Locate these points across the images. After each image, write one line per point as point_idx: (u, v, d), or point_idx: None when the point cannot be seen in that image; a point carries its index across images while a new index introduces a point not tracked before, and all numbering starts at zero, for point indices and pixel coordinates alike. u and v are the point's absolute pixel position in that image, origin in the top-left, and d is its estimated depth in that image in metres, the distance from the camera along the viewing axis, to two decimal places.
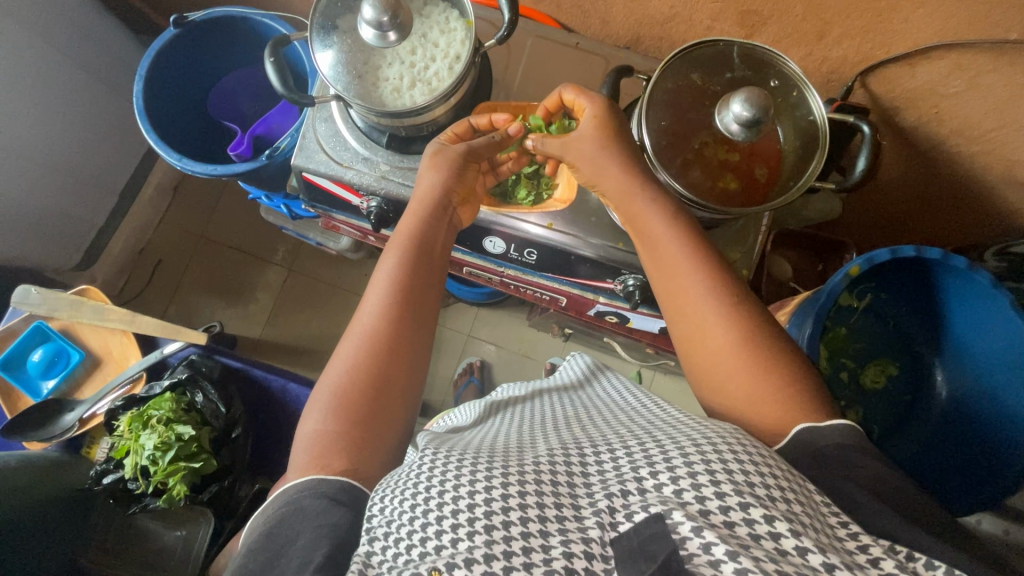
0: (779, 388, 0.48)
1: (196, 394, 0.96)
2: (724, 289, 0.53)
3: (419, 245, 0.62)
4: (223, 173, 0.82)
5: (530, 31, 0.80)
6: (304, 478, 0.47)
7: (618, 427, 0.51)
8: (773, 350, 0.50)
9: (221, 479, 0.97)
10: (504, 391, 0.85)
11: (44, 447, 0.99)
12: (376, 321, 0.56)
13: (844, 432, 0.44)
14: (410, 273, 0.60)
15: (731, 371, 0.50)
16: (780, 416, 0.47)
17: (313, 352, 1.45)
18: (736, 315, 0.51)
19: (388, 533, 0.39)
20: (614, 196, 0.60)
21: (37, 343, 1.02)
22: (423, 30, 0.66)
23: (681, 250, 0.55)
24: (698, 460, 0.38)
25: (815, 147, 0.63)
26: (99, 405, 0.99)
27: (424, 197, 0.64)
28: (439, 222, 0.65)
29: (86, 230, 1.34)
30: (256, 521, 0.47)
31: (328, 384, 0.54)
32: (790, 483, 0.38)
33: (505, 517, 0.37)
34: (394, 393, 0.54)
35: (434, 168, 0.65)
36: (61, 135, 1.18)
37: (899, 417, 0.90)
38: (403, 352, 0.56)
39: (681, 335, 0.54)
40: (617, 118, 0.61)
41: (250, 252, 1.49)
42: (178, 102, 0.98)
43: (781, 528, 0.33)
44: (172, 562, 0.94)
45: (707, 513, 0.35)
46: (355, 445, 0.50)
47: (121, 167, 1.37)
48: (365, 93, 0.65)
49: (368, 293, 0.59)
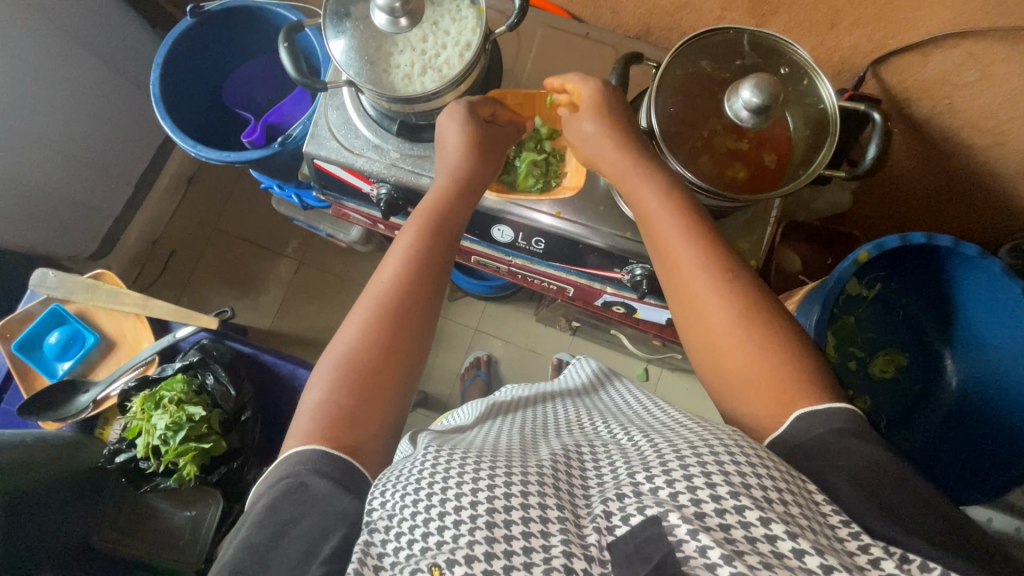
0: (784, 361, 0.48)
1: (206, 377, 0.97)
2: (723, 267, 0.52)
3: (435, 221, 0.61)
4: (238, 159, 0.84)
5: (541, 20, 0.80)
6: (308, 451, 0.48)
7: (620, 431, 0.51)
8: (773, 326, 0.49)
9: (231, 460, 0.98)
10: (507, 392, 0.86)
11: (60, 427, 1.00)
12: (387, 290, 0.57)
13: (846, 418, 0.44)
14: (425, 248, 0.60)
15: (732, 351, 0.49)
16: (781, 407, 0.46)
17: (321, 343, 1.47)
18: (734, 291, 0.51)
19: (389, 527, 0.39)
20: (614, 173, 0.60)
21: (53, 325, 1.04)
22: (434, 17, 0.67)
23: (677, 229, 0.54)
24: (695, 464, 0.38)
25: (825, 135, 0.63)
26: (114, 386, 1.00)
27: (447, 170, 0.64)
28: (463, 204, 0.64)
29: (100, 220, 1.36)
30: (260, 493, 0.48)
31: (335, 353, 0.54)
32: (789, 485, 0.38)
33: (506, 517, 0.37)
34: (396, 368, 0.54)
35: (468, 138, 0.64)
36: (75, 123, 1.19)
37: (906, 413, 0.89)
38: (412, 326, 0.56)
39: (683, 313, 0.54)
40: (622, 113, 0.62)
41: (261, 244, 1.51)
42: (194, 91, 0.99)
43: (777, 530, 0.34)
44: (182, 541, 0.95)
45: (704, 516, 0.35)
46: (359, 414, 0.51)
47: (136, 158, 1.39)
48: (376, 78, 0.66)
49: (384, 263, 0.60)
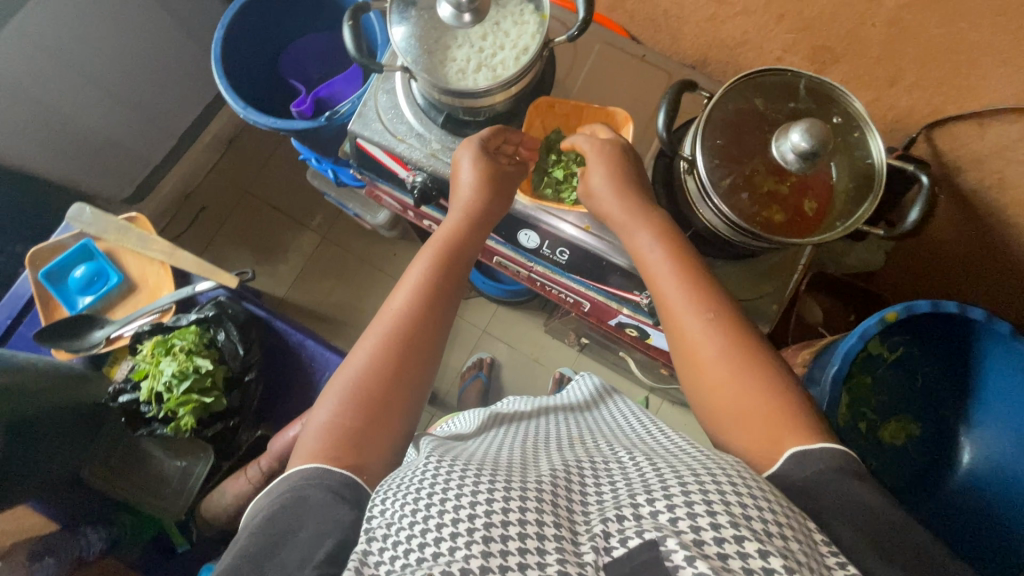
0: (774, 407, 0.48)
1: (218, 332, 0.99)
2: (716, 310, 0.54)
3: (450, 252, 0.65)
4: (284, 127, 0.86)
5: (600, 36, 0.81)
6: (309, 466, 0.49)
7: (620, 451, 0.51)
8: (766, 371, 0.50)
9: (227, 420, 1.00)
10: (509, 403, 0.85)
11: (70, 358, 1.02)
12: (397, 317, 0.59)
13: (836, 456, 0.44)
14: (438, 276, 0.62)
15: (731, 397, 0.50)
16: (774, 443, 0.46)
17: (330, 320, 1.48)
18: (729, 333, 0.52)
19: (387, 534, 0.39)
20: (617, 216, 0.61)
21: (81, 260, 1.07)
22: (497, 18, 0.68)
23: (670, 273, 0.56)
24: (696, 491, 0.37)
25: (867, 190, 0.62)
26: (128, 327, 1.02)
27: (461, 206, 0.66)
28: (476, 235, 0.67)
29: (140, 165, 1.39)
30: (258, 504, 0.47)
31: (345, 375, 0.56)
32: (788, 520, 0.37)
33: (504, 531, 0.37)
34: (401, 390, 0.56)
35: (479, 174, 0.65)
36: (133, 69, 1.23)
37: (912, 482, 0.87)
38: (421, 350, 0.58)
39: (682, 357, 0.54)
40: (626, 163, 0.64)
41: (289, 214, 1.53)
42: (252, 56, 1.02)
43: (775, 564, 0.33)
44: (168, 490, 0.96)
45: (702, 544, 0.34)
46: (365, 438, 0.52)
47: (184, 112, 1.42)
48: (432, 66, 0.66)
49: (396, 291, 0.62)
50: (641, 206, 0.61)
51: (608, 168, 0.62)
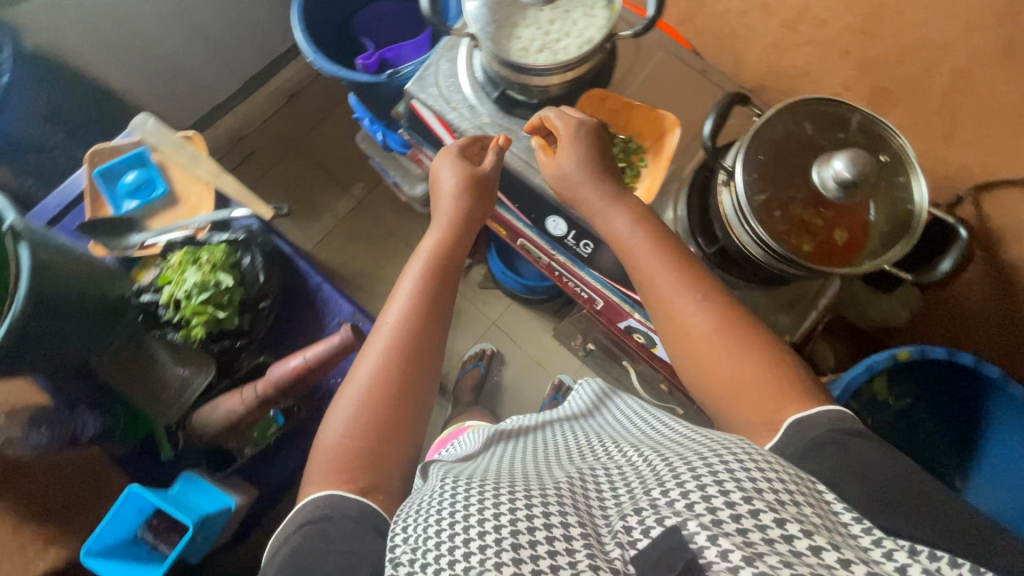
0: (763, 364, 0.54)
1: (244, 257, 1.03)
2: (696, 287, 0.58)
3: (441, 265, 0.70)
4: (347, 76, 0.90)
5: (662, 44, 0.82)
6: (328, 497, 0.52)
7: (625, 449, 0.51)
8: (750, 339, 0.55)
9: (236, 339, 1.05)
10: (513, 420, 0.84)
11: (105, 255, 1.07)
12: (394, 331, 0.64)
13: (831, 418, 0.48)
14: (430, 285, 0.68)
15: (720, 358, 0.55)
16: (772, 404, 0.51)
17: (347, 280, 1.51)
18: (715, 306, 0.57)
19: (413, 559, 0.39)
20: (590, 203, 0.65)
21: (134, 165, 1.12)
22: (567, 6, 0.70)
23: (655, 261, 0.60)
24: (706, 474, 0.37)
25: (903, 233, 0.62)
26: (162, 237, 1.07)
27: (446, 213, 0.73)
28: (464, 237, 0.73)
29: (205, 101, 1.46)
30: (279, 543, 0.49)
31: (350, 392, 0.61)
32: (798, 487, 0.38)
33: (533, 549, 0.36)
34: (404, 398, 0.61)
35: (462, 180, 0.72)
36: (221, 10, 1.30)
37: None
38: (422, 359, 0.63)
39: (673, 333, 0.59)
40: (600, 143, 0.66)
41: (330, 173, 1.58)
42: (328, 12, 1.07)
43: (793, 530, 0.33)
44: (166, 395, 1.00)
45: (720, 523, 0.34)
46: (377, 458, 0.57)
47: (255, 59, 1.48)
48: (497, 39, 0.69)
49: (390, 305, 0.67)
50: (611, 190, 0.64)
51: (579, 146, 0.64)
